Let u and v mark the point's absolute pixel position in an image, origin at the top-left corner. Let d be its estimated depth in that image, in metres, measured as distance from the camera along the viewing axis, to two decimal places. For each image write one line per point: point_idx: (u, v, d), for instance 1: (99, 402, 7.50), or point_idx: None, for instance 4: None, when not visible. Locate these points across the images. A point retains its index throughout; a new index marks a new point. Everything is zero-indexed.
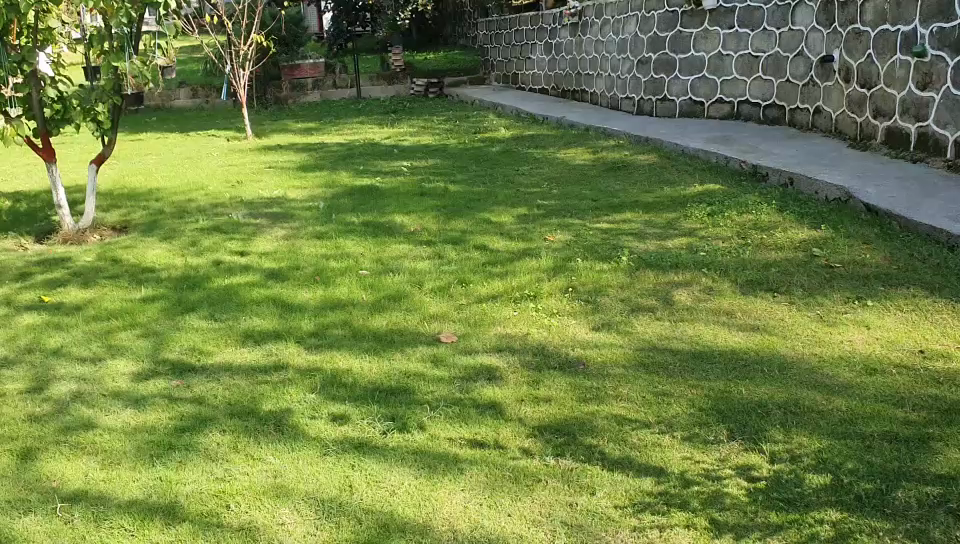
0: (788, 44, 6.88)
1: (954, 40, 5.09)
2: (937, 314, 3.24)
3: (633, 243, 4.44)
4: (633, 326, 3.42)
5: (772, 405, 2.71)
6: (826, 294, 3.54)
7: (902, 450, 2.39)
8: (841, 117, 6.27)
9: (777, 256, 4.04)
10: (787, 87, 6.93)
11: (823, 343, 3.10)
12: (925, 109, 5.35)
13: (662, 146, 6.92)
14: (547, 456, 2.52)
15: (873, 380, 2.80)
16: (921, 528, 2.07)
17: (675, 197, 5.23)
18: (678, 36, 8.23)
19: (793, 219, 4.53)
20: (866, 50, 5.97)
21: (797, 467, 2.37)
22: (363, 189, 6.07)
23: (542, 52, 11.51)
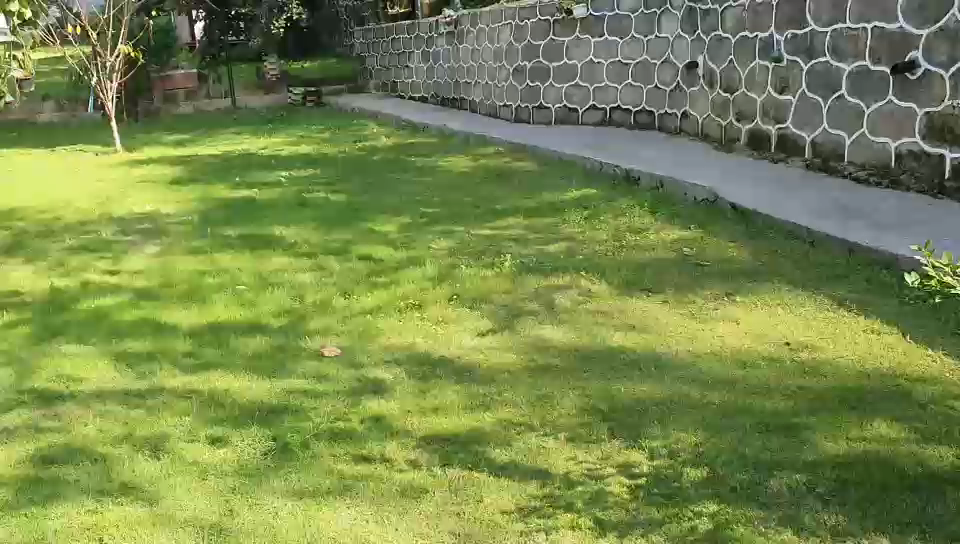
0: (656, 51, 7.10)
1: (807, 46, 5.37)
2: (801, 307, 3.40)
3: (515, 249, 4.49)
4: (516, 331, 3.45)
5: (650, 402, 2.78)
6: (698, 292, 3.67)
7: (772, 440, 2.49)
8: (707, 121, 6.52)
9: (652, 256, 4.16)
10: (656, 93, 7.16)
11: (696, 340, 3.21)
12: (783, 111, 5.62)
13: (539, 152, 7.02)
14: (434, 466, 2.51)
15: (743, 373, 2.92)
16: (793, 515, 2.16)
17: (554, 202, 5.32)
18: (551, 44, 8.39)
19: (666, 220, 4.68)
20: (727, 56, 6.23)
21: (675, 462, 2.44)
22: (239, 201, 5.93)
23: (419, 60, 11.52)
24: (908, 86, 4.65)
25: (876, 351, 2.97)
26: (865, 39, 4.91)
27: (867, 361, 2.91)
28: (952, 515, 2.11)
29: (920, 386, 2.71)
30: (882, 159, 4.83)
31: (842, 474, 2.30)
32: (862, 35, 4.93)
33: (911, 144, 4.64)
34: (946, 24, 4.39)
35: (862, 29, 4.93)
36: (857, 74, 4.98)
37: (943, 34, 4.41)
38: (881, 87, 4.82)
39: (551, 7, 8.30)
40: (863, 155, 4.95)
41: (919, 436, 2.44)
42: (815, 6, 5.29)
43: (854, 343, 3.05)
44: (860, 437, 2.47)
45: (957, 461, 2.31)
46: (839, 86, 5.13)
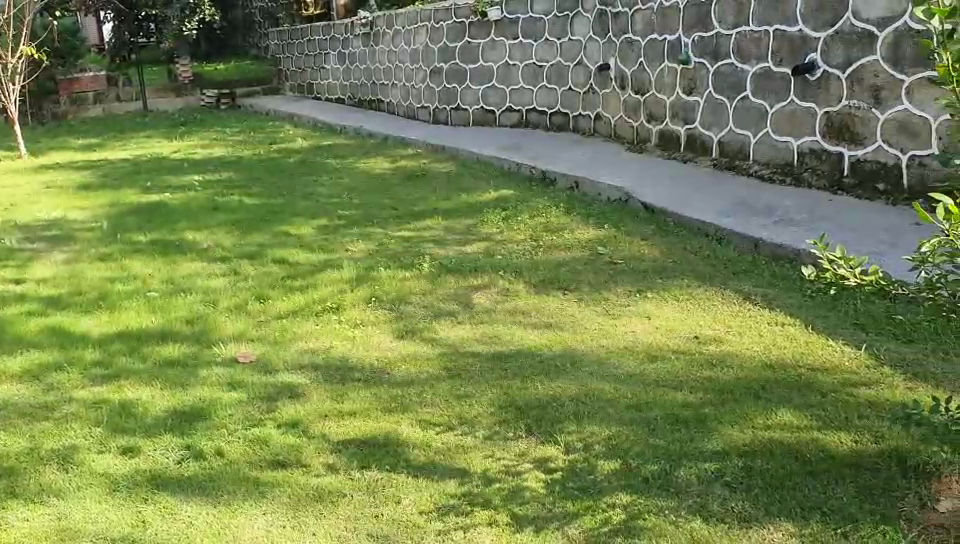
0: (569, 54, 7.21)
1: (713, 48, 5.52)
2: (710, 302, 3.50)
3: (433, 250, 4.50)
4: (435, 331, 3.47)
5: (565, 398, 2.83)
6: (611, 289, 3.74)
7: (681, 431, 2.56)
8: (620, 122, 6.65)
9: (567, 255, 4.23)
10: (570, 95, 7.26)
11: (610, 336, 3.28)
12: (692, 112, 5.77)
13: (457, 154, 7.05)
14: (351, 469, 2.51)
15: (654, 367, 2.99)
16: (702, 503, 2.23)
17: (471, 203, 5.35)
18: (467, 46, 8.43)
19: (580, 220, 4.76)
20: (638, 59, 6.36)
21: (589, 455, 2.49)
22: (150, 206, 5.80)
23: (335, 62, 11.43)
24: (808, 87, 4.82)
25: (780, 343, 3.07)
26: (767, 41, 5.08)
27: (771, 352, 3.02)
28: (850, 497, 2.20)
29: (821, 375, 2.82)
30: (785, 158, 5.00)
31: (749, 462, 2.38)
32: (764, 37, 5.10)
33: (812, 143, 4.81)
34: (842, 27, 4.57)
35: (765, 32, 5.10)
36: (760, 76, 5.15)
37: (839, 37, 4.60)
38: (783, 88, 4.99)
39: (466, 9, 8.33)
40: (767, 154, 5.12)
41: (819, 423, 2.54)
42: (719, 10, 5.45)
43: (759, 335, 3.15)
44: (765, 425, 2.55)
45: (854, 445, 2.42)
46: (743, 87, 5.30)
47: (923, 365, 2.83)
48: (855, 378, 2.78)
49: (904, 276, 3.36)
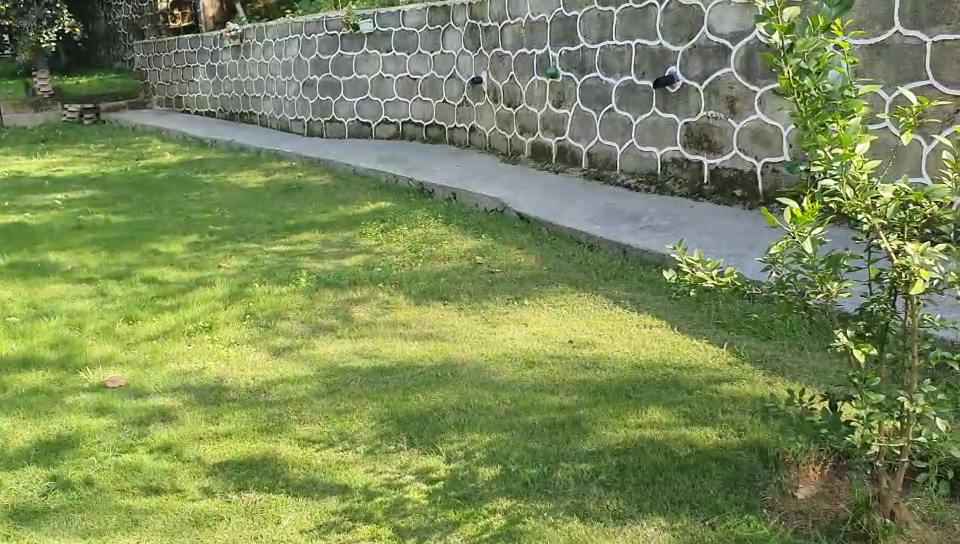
0: (442, 67, 7.27)
1: (579, 62, 5.69)
2: (584, 306, 3.60)
3: (310, 264, 4.45)
4: (313, 346, 3.43)
5: (446, 407, 2.85)
6: (490, 297, 3.80)
7: (558, 434, 2.63)
8: (493, 134, 6.75)
9: (445, 266, 4.26)
10: (444, 107, 7.33)
11: (488, 343, 3.33)
12: (561, 124, 5.92)
13: (333, 167, 7.00)
14: (228, 492, 2.45)
15: (531, 372, 3.05)
16: (579, 503, 2.29)
17: (348, 216, 5.33)
18: (339, 59, 8.39)
19: (458, 230, 4.80)
20: (509, 72, 6.48)
21: (469, 463, 2.52)
22: (7, 226, 5.50)
23: (205, 75, 11.15)
24: (669, 99, 5.03)
25: (649, 344, 3.19)
26: (630, 55, 5.27)
27: (641, 353, 3.13)
28: (717, 490, 2.30)
29: (687, 373, 2.95)
30: (650, 167, 5.19)
31: (621, 460, 2.46)
32: (627, 51, 5.29)
33: (674, 152, 5.02)
34: (698, 41, 4.79)
35: (627, 46, 5.28)
36: (624, 88, 5.33)
37: (696, 51, 4.81)
38: (646, 100, 5.18)
39: (337, 22, 8.29)
40: (633, 164, 5.31)
41: (686, 419, 2.66)
42: (584, 25, 5.62)
43: (630, 338, 3.26)
44: (636, 424, 2.65)
45: (719, 439, 2.54)
46: (609, 99, 5.47)
47: (779, 359, 2.99)
48: (718, 375, 2.92)
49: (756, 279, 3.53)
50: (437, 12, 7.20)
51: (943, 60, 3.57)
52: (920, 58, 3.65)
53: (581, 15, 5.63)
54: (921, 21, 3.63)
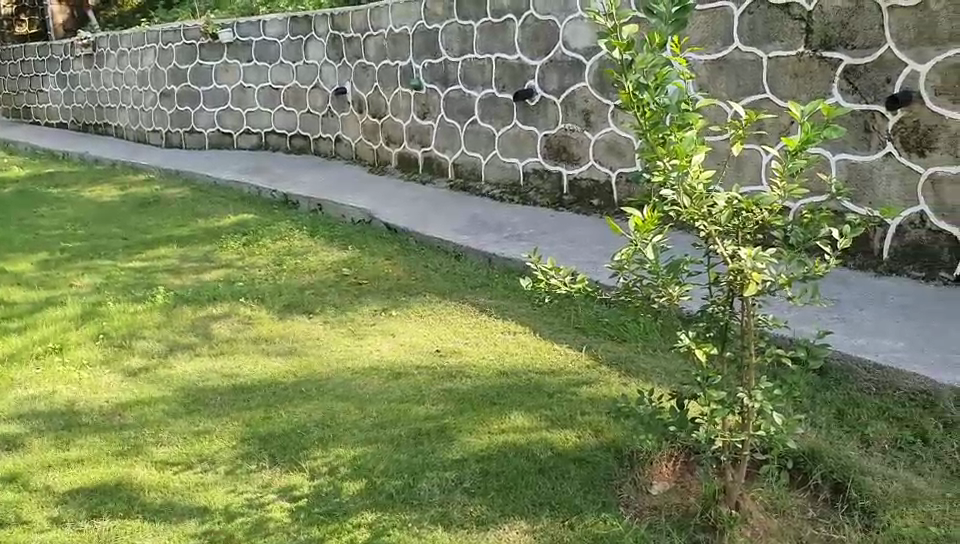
0: (305, 78, 7.19)
1: (442, 74, 5.75)
2: (449, 315, 3.64)
3: (169, 280, 4.32)
4: (171, 366, 3.33)
5: (310, 423, 2.82)
6: (356, 309, 3.79)
7: (423, 444, 2.64)
8: (359, 145, 6.73)
9: (310, 278, 4.22)
10: (308, 118, 7.25)
11: (354, 356, 3.31)
12: (427, 135, 5.96)
13: (193, 179, 6.80)
14: (80, 520, 2.35)
15: (397, 383, 3.06)
16: (444, 511, 2.31)
17: (209, 229, 5.19)
18: (199, 68, 8.17)
19: (322, 242, 4.76)
20: (373, 83, 6.47)
21: (334, 478, 2.50)
22: None
23: (55, 84, 10.63)
24: (529, 111, 5.14)
25: (513, 350, 3.25)
26: (491, 68, 5.35)
27: (504, 359, 3.18)
28: (576, 490, 2.37)
29: (547, 378, 3.02)
30: (513, 177, 5.30)
31: (485, 466, 2.50)
32: (488, 64, 5.38)
33: (535, 163, 5.14)
34: (555, 55, 4.92)
35: (488, 59, 5.37)
36: (486, 101, 5.42)
37: (553, 64, 4.94)
38: (507, 112, 5.29)
39: (196, 31, 8.08)
40: (497, 174, 5.41)
41: (548, 422, 2.72)
42: (445, 38, 5.68)
43: (494, 345, 3.32)
44: (499, 430, 2.69)
45: (578, 440, 2.61)
46: (472, 111, 5.55)
47: (634, 360, 3.10)
48: (578, 378, 3.00)
49: (606, 284, 3.65)
50: (298, 22, 7.11)
51: (777, 74, 3.79)
52: (757, 72, 3.87)
53: (443, 27, 5.69)
54: (757, 39, 3.84)
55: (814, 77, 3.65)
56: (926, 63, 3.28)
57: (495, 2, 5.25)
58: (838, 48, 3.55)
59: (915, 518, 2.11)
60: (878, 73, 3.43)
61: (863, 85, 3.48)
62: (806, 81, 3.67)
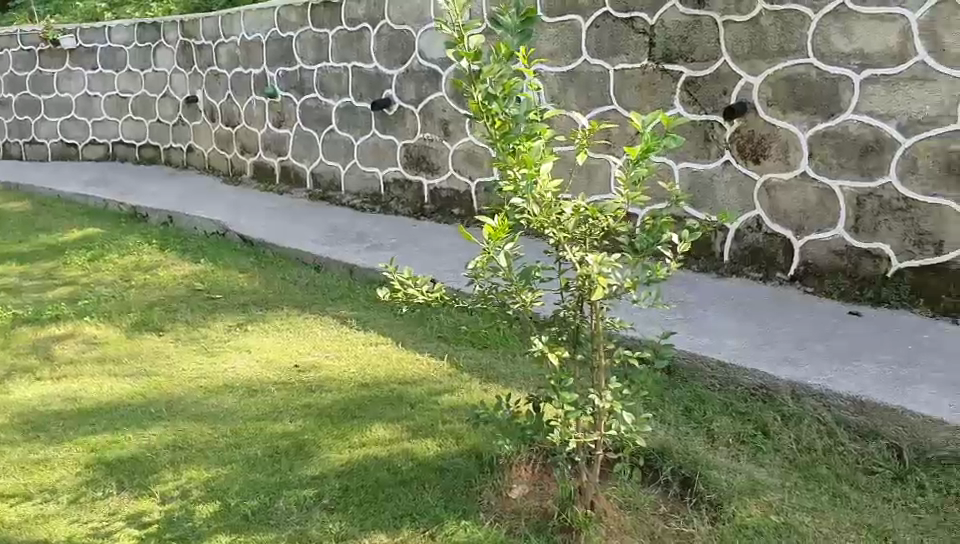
0: (154, 86, 6.93)
1: (298, 83, 5.66)
2: (309, 329, 3.57)
3: (6, 300, 4.06)
4: (8, 392, 3.12)
5: (161, 445, 2.70)
6: (210, 325, 3.67)
7: (280, 462, 2.58)
8: (213, 155, 6.54)
9: (161, 293, 4.06)
10: (158, 127, 6.99)
11: (208, 375, 3.20)
12: (283, 144, 5.86)
13: (34, 192, 6.43)
14: None
15: (254, 400, 2.98)
16: (302, 530, 2.26)
17: (51, 245, 4.92)
18: (38, 76, 7.74)
19: (174, 256, 4.59)
20: (225, 92, 6.30)
21: (187, 502, 2.41)
22: None
23: None
24: (387, 121, 5.13)
25: (374, 362, 3.22)
26: (347, 77, 5.31)
27: (366, 372, 3.14)
28: (436, 499, 2.36)
29: (410, 388, 3.00)
30: (373, 187, 5.28)
31: (345, 481, 2.46)
32: (344, 74, 5.33)
33: (395, 173, 5.13)
34: (411, 65, 4.92)
35: (344, 68, 5.33)
36: (344, 110, 5.38)
37: (409, 74, 4.95)
38: (365, 122, 5.26)
39: (33, 37, 7.64)
40: (357, 184, 5.38)
41: (409, 432, 2.70)
42: (300, 46, 5.59)
43: (355, 357, 3.28)
44: (360, 443, 2.65)
45: (439, 449, 2.60)
46: (329, 120, 5.49)
47: (495, 367, 3.12)
48: (439, 387, 3.00)
49: (462, 291, 3.67)
50: (146, 28, 6.85)
51: (623, 87, 3.92)
52: (604, 84, 4.00)
53: (297, 35, 5.60)
54: (604, 52, 3.97)
55: (658, 89, 3.81)
56: (758, 76, 3.46)
57: (349, 11, 5.21)
58: (679, 61, 3.70)
59: (758, 508, 2.21)
60: (716, 85, 3.60)
61: (702, 97, 3.65)
62: (650, 92, 3.83)
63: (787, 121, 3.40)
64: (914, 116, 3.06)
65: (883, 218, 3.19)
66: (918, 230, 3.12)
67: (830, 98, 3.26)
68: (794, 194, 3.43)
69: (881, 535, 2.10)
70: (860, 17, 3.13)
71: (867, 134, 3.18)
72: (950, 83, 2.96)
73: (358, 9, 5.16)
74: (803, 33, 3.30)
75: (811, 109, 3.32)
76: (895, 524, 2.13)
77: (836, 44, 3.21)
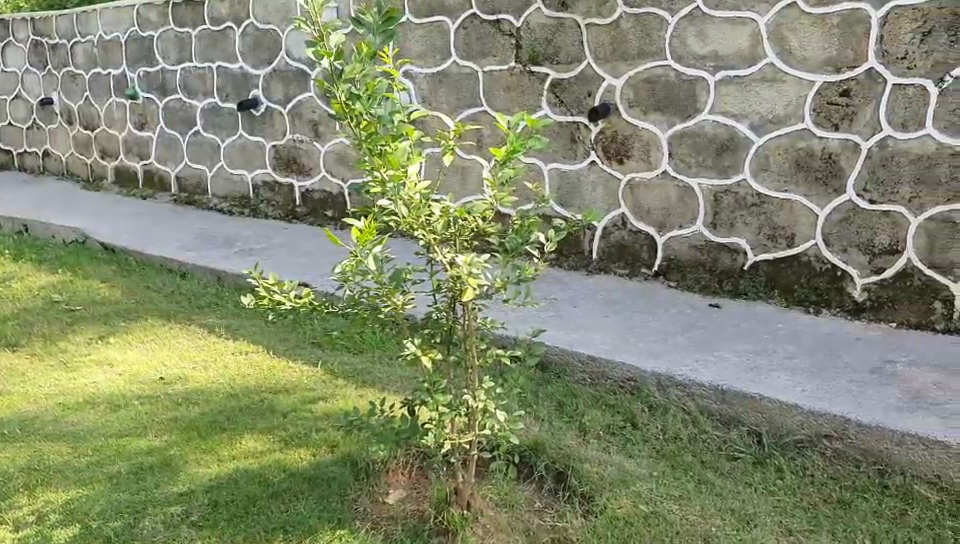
0: (5, 87, 6.56)
1: (160, 84, 5.46)
2: (176, 339, 3.45)
3: None
4: None
5: (14, 468, 2.55)
6: (69, 338, 3.49)
7: (145, 479, 2.47)
8: (70, 159, 6.24)
9: (15, 306, 3.84)
10: (11, 131, 6.62)
11: (66, 390, 3.04)
12: (146, 147, 5.64)
13: None
14: None
15: (116, 415, 2.85)
16: None
17: None
18: None
19: (29, 266, 4.35)
20: (82, 93, 6.01)
21: (43, 527, 2.28)
22: None
23: None
24: (254, 122, 5.01)
25: (244, 371, 3.14)
26: (212, 78, 5.16)
27: (236, 382, 3.06)
28: (310, 509, 2.31)
29: (281, 397, 2.93)
30: (242, 190, 5.15)
31: (214, 496, 2.38)
32: (208, 74, 5.17)
33: (264, 175, 5.02)
34: (278, 65, 4.81)
35: (208, 68, 5.17)
36: (209, 111, 5.21)
37: (276, 74, 4.84)
38: (231, 123, 5.12)
39: None
40: (224, 187, 5.23)
41: (282, 443, 2.64)
42: (162, 46, 5.39)
43: (224, 367, 3.18)
44: (230, 456, 2.58)
45: (313, 458, 2.55)
46: (194, 122, 5.32)
47: (370, 371, 3.09)
48: (312, 394, 2.95)
49: (334, 295, 3.61)
50: None
51: (492, 88, 3.96)
52: (474, 85, 4.02)
53: (158, 34, 5.40)
54: (473, 53, 3.99)
55: (525, 90, 3.86)
56: (620, 78, 3.55)
57: (212, 10, 5.06)
58: (545, 63, 3.76)
59: (628, 498, 2.27)
60: (581, 87, 3.67)
61: (568, 99, 3.72)
62: (518, 94, 3.88)
63: (648, 122, 3.51)
64: (765, 115, 3.20)
65: (739, 214, 3.33)
66: (771, 224, 3.26)
67: (688, 99, 3.38)
68: (656, 193, 3.54)
69: (743, 519, 2.18)
70: (714, 21, 3.25)
71: (723, 134, 3.32)
72: (797, 83, 3.11)
73: (221, 8, 5.01)
74: (661, 37, 3.40)
75: (671, 111, 3.44)
76: (755, 508, 2.21)
77: (691, 46, 3.33)
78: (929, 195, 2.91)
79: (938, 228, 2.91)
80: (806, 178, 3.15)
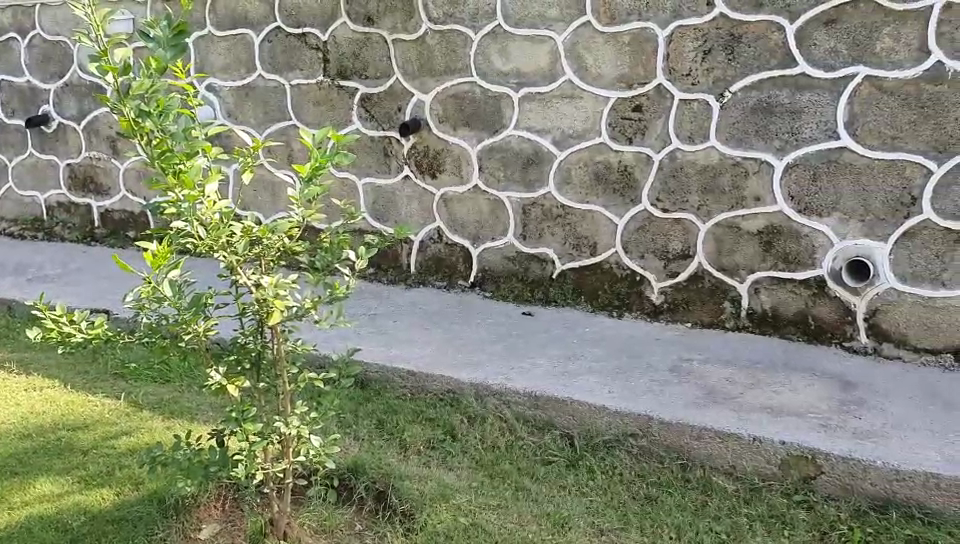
0: None
1: None
2: None
3: None
4: None
5: None
6: None
7: None
8: None
9: None
10: None
11: None
12: None
13: None
14: None
15: None
16: None
17: None
18: None
19: None
20: None
21: None
22: None
23: None
24: (45, 140, 4.69)
25: (38, 409, 2.92)
26: None
27: (29, 421, 2.84)
28: None
29: (79, 435, 2.74)
30: (34, 212, 4.82)
31: None
32: None
33: (59, 196, 4.71)
34: (70, 78, 4.52)
35: None
36: None
37: (68, 88, 4.55)
38: (19, 141, 4.77)
39: None
40: (14, 209, 4.88)
41: (82, 484, 2.47)
42: None
43: (15, 405, 2.94)
44: (21, 503, 2.39)
45: (116, 498, 2.40)
46: None
47: (177, 401, 2.95)
48: (114, 429, 2.78)
49: (135, 323, 3.42)
50: None
51: (301, 102, 3.90)
52: (281, 100, 3.95)
53: None
54: (279, 67, 3.91)
55: (335, 105, 3.82)
56: (428, 93, 3.58)
57: None
58: (354, 77, 3.74)
59: (448, 512, 2.27)
60: (391, 102, 3.68)
61: (379, 114, 3.72)
62: (328, 108, 3.83)
63: (457, 138, 3.55)
64: (566, 130, 3.33)
65: (546, 225, 3.44)
66: (576, 234, 3.39)
67: (493, 114, 3.46)
68: (468, 206, 3.59)
69: (559, 523, 2.23)
70: (515, 38, 3.34)
71: (527, 148, 3.41)
72: (594, 100, 3.25)
73: (3, 17, 4.66)
74: (466, 53, 3.46)
75: (478, 125, 3.50)
76: (569, 510, 2.28)
77: (494, 62, 3.41)
78: (715, 203, 3.10)
79: (725, 233, 3.11)
80: (605, 189, 3.29)
